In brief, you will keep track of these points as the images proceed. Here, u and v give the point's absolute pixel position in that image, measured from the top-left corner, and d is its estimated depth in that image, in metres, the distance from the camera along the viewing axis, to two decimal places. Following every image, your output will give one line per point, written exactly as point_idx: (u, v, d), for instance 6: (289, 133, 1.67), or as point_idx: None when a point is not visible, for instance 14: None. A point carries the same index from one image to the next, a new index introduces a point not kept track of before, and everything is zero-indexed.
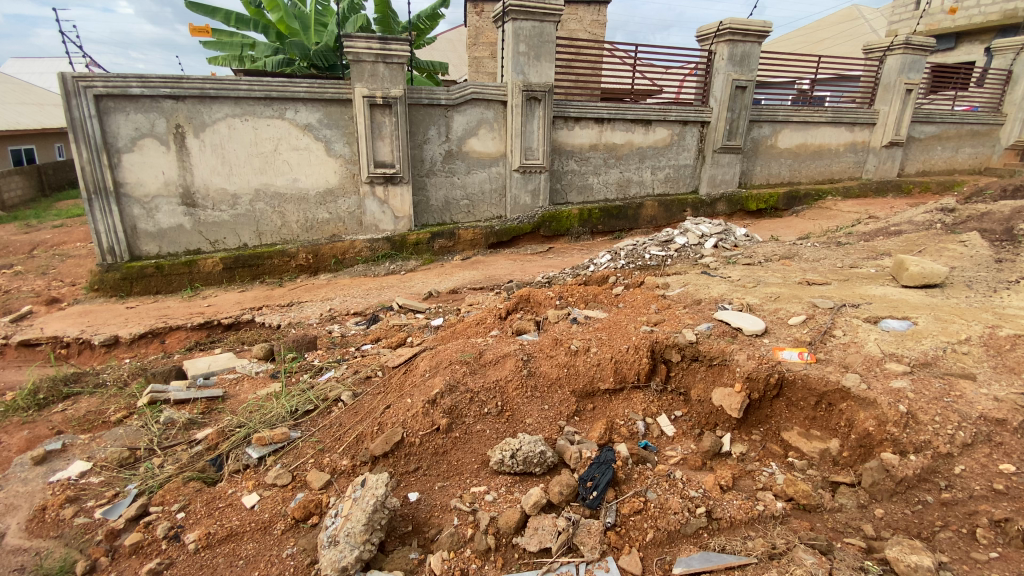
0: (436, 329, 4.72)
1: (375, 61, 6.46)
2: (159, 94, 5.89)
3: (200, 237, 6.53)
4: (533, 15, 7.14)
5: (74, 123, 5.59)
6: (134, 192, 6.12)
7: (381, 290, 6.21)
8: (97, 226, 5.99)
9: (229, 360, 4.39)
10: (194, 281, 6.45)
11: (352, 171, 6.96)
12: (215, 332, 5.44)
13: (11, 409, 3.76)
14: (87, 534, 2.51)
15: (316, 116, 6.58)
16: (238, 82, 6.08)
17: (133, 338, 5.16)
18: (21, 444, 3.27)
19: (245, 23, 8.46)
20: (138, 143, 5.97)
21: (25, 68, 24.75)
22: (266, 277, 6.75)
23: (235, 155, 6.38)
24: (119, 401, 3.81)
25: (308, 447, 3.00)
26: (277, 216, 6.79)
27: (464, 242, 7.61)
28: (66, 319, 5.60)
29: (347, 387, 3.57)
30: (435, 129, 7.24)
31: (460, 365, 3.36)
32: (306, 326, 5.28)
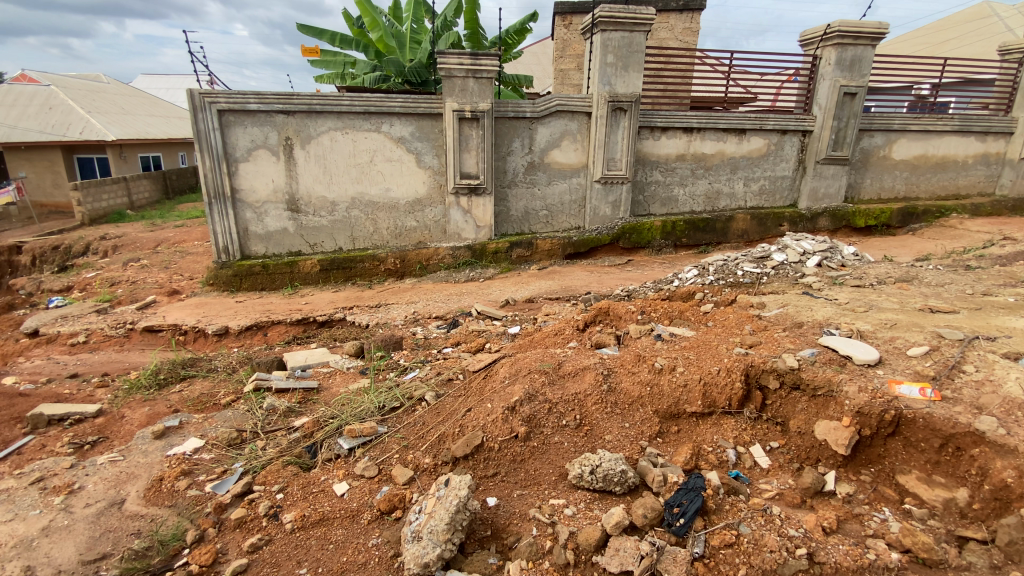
0: (515, 337, 4.76)
1: (466, 76, 6.70)
2: (273, 110, 6.49)
3: (301, 239, 7.09)
4: (623, 26, 7.06)
5: (201, 136, 6.32)
6: (248, 198, 6.79)
7: (460, 296, 6.38)
8: (216, 227, 6.71)
9: (323, 355, 4.71)
10: (294, 280, 7.02)
11: (439, 182, 7.25)
12: (310, 329, 5.86)
13: (136, 387, 4.28)
14: (198, 506, 2.76)
15: (409, 129, 6.94)
16: (341, 98, 6.57)
17: (241, 330, 5.71)
18: (145, 419, 3.71)
19: (348, 43, 9.14)
20: (252, 153, 6.62)
21: (156, 85, 28.37)
22: (356, 279, 7.18)
23: (335, 166, 6.89)
24: (228, 386, 4.21)
25: (393, 443, 3.13)
26: (369, 223, 7.23)
27: (542, 252, 7.64)
28: (186, 309, 6.30)
29: (431, 387, 3.70)
30: (519, 141, 7.36)
31: (539, 374, 3.35)
32: (392, 327, 5.55)
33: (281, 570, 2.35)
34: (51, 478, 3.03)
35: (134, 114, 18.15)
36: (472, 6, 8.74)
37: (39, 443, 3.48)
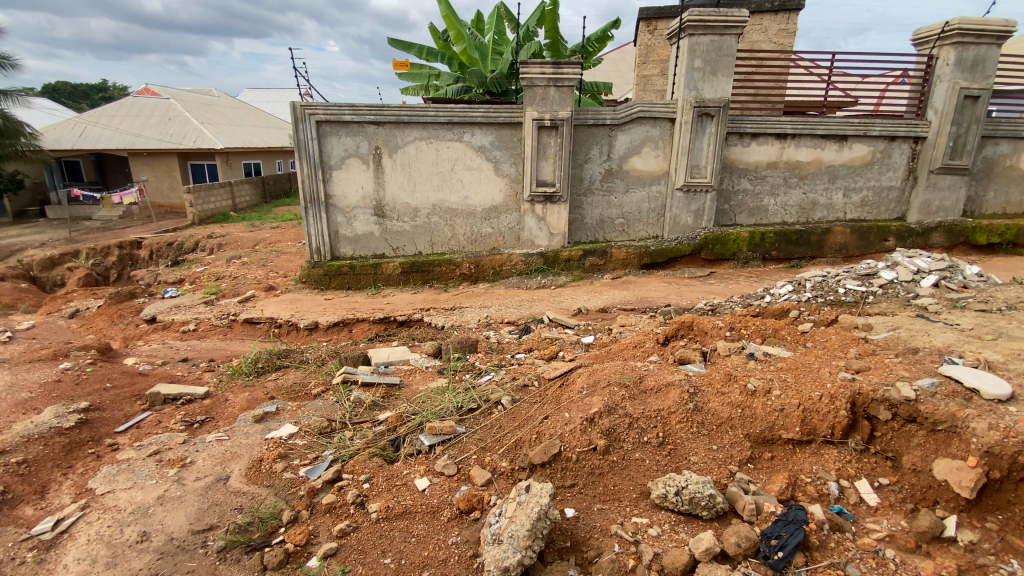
0: (590, 347, 4.70)
1: (547, 84, 6.74)
2: (365, 121, 6.88)
3: (384, 243, 7.45)
4: (712, 30, 6.80)
5: (302, 145, 6.82)
6: (339, 203, 7.23)
7: (532, 303, 6.40)
8: (311, 230, 7.21)
9: (404, 353, 4.91)
10: (377, 281, 7.38)
11: (516, 190, 7.34)
12: (390, 327, 6.12)
13: (239, 373, 4.69)
14: (293, 488, 2.93)
15: (490, 138, 7.09)
16: (427, 109, 6.84)
17: (329, 325, 6.09)
18: (246, 404, 4.04)
19: (434, 56, 9.53)
20: (345, 162, 7.05)
21: (259, 98, 31.19)
22: (433, 283, 7.43)
23: (419, 173, 7.18)
24: (318, 377, 4.50)
25: (472, 443, 3.18)
26: (448, 229, 7.46)
27: (617, 261, 7.50)
28: (280, 304, 6.81)
29: (508, 392, 3.73)
30: (598, 148, 7.29)
31: (619, 387, 3.27)
32: (466, 330, 5.68)
33: (368, 558, 2.44)
34: (166, 451, 3.34)
35: (240, 125, 20.04)
36: (552, 15, 8.80)
37: (157, 418, 3.88)
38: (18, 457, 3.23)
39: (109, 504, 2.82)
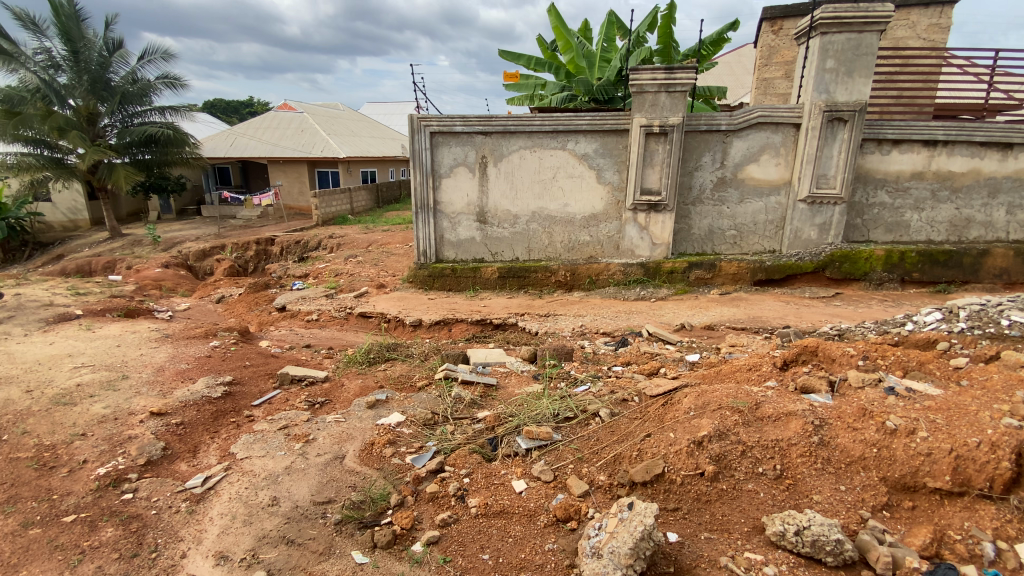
0: (694, 365, 4.45)
1: (658, 90, 6.54)
2: (474, 131, 7.17)
3: (485, 248, 7.68)
4: (850, 27, 6.19)
5: (416, 155, 7.26)
6: (446, 209, 7.59)
7: (630, 314, 6.22)
8: (419, 233, 7.65)
9: (501, 355, 5.01)
10: (475, 284, 7.64)
11: (617, 198, 7.21)
12: (487, 329, 6.29)
13: (353, 361, 5.10)
14: (400, 474, 3.11)
15: (594, 146, 7.04)
16: (533, 119, 6.97)
17: (431, 324, 6.40)
18: (359, 390, 4.37)
19: (542, 65, 9.69)
20: (453, 170, 7.39)
21: (377, 111, 33.92)
22: (529, 288, 7.52)
23: (521, 181, 7.33)
24: (422, 371, 4.75)
25: (569, 452, 3.16)
26: (546, 236, 7.51)
27: (725, 275, 7.07)
28: (390, 301, 7.29)
29: (606, 404, 3.65)
30: (709, 156, 6.94)
31: (730, 412, 3.07)
32: (560, 337, 5.66)
33: (467, 551, 2.51)
34: (293, 427, 3.71)
35: (360, 136, 21.89)
36: (667, 20, 8.54)
37: (284, 396, 4.33)
38: (178, 418, 3.76)
39: (246, 469, 3.18)
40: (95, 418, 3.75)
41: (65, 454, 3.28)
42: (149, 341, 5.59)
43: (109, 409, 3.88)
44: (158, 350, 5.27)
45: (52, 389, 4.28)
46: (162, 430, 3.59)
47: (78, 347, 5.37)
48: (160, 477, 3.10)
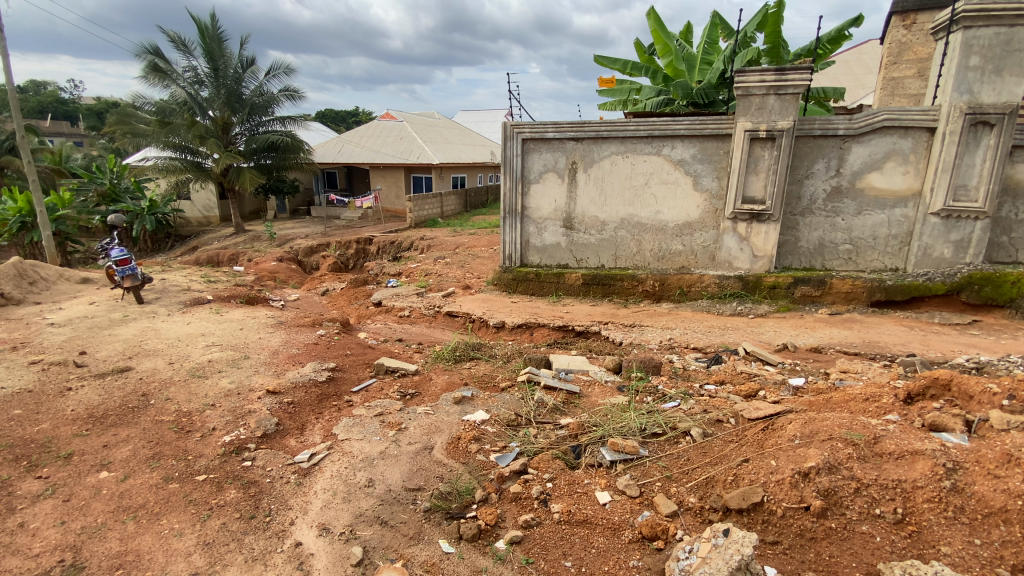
0: (799, 391, 4.10)
1: (767, 93, 6.14)
2: (565, 137, 7.19)
3: (570, 254, 7.64)
4: (999, 20, 5.44)
5: (507, 162, 7.43)
6: (533, 214, 7.66)
7: (724, 331, 5.88)
8: (506, 238, 7.79)
9: (584, 363, 4.95)
10: (559, 290, 7.62)
11: (715, 206, 6.86)
12: (569, 336, 6.24)
13: (440, 357, 5.31)
14: (484, 470, 3.18)
15: (691, 151, 6.77)
16: (628, 124, 6.84)
17: (514, 326, 6.48)
18: (446, 386, 4.53)
19: (638, 69, 9.49)
20: (543, 176, 7.46)
21: (471, 119, 35.13)
22: (614, 297, 7.36)
23: (612, 188, 7.21)
24: (505, 372, 4.82)
25: (656, 469, 3.05)
26: (635, 243, 7.32)
27: (836, 293, 6.45)
28: (475, 302, 7.49)
29: (698, 423, 3.49)
30: (823, 162, 6.39)
31: (843, 445, 2.80)
32: (646, 349, 5.48)
33: (549, 556, 2.51)
34: (386, 415, 3.93)
35: (453, 143, 22.79)
36: (776, 18, 8.01)
37: (379, 385, 4.61)
38: (289, 398, 4.14)
39: (346, 450, 3.43)
40: (222, 392, 4.24)
41: (198, 421, 3.74)
42: (266, 326, 6.22)
43: (233, 384, 4.37)
44: (273, 335, 5.84)
45: (189, 363, 4.89)
46: (276, 407, 3.97)
47: (209, 328, 6.11)
48: (273, 450, 3.42)
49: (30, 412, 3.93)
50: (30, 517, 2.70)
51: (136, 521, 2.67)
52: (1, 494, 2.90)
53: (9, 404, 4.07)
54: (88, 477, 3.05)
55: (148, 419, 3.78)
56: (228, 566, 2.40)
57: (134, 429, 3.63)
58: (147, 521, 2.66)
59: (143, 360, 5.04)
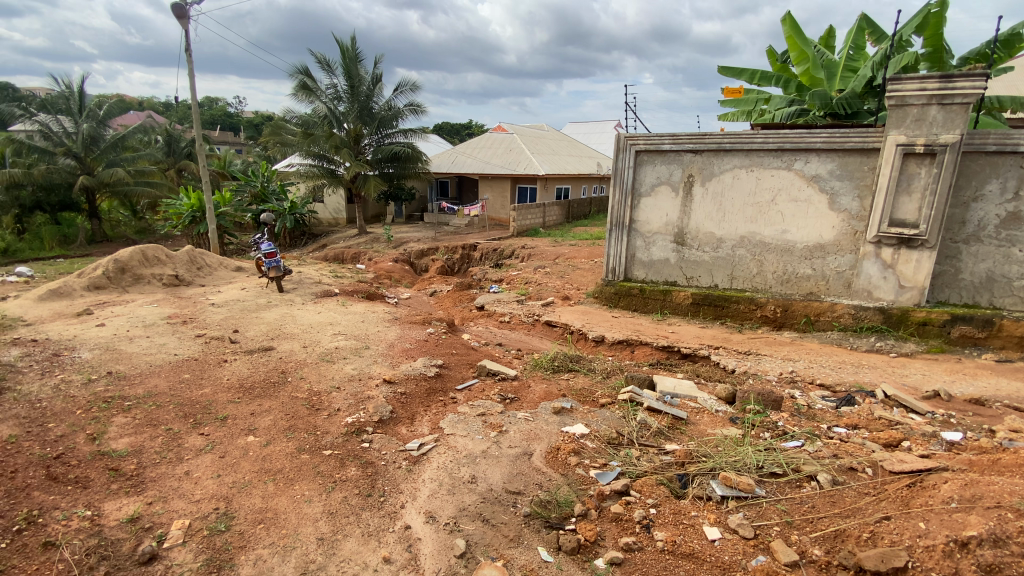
0: (955, 447, 3.51)
1: (927, 103, 5.42)
2: (683, 149, 6.92)
3: (679, 271, 7.32)
4: None
5: (618, 174, 7.32)
6: (642, 228, 7.45)
7: (857, 368, 5.25)
8: (611, 250, 7.66)
9: (692, 389, 4.67)
10: (665, 308, 7.34)
11: (854, 228, 6.18)
12: (673, 358, 5.96)
13: (539, 366, 5.36)
14: (584, 485, 3.13)
15: (829, 166, 6.17)
16: (755, 136, 6.42)
17: (614, 342, 6.33)
18: (546, 396, 4.54)
19: (768, 79, 8.87)
20: (655, 189, 7.24)
21: (580, 131, 35.28)
22: (727, 320, 6.92)
23: (732, 203, 6.80)
24: (605, 389, 4.71)
25: (774, 513, 2.81)
26: (755, 264, 6.82)
27: (1007, 337, 5.49)
28: (574, 313, 7.47)
29: (826, 468, 3.17)
30: (997, 183, 5.49)
31: (1014, 516, 2.37)
32: (763, 380, 5.06)
33: None
34: (488, 415, 4.06)
35: (560, 155, 23.01)
36: (938, 18, 7.05)
37: (481, 387, 4.77)
38: (402, 388, 4.44)
39: (451, 444, 3.59)
40: (346, 376, 4.68)
41: (326, 401, 4.15)
42: (382, 321, 6.75)
43: (355, 371, 4.80)
44: (388, 329, 6.32)
45: (319, 348, 5.46)
46: (391, 396, 4.28)
47: (335, 318, 6.77)
48: (387, 435, 3.69)
49: (195, 377, 4.63)
50: (194, 467, 3.18)
51: (275, 483, 3.02)
52: (174, 444, 3.46)
53: (180, 369, 4.83)
54: (238, 439, 3.53)
55: (286, 394, 4.28)
56: (347, 537, 2.62)
57: (274, 402, 4.12)
58: (283, 484, 3.00)
59: (282, 342, 5.72)
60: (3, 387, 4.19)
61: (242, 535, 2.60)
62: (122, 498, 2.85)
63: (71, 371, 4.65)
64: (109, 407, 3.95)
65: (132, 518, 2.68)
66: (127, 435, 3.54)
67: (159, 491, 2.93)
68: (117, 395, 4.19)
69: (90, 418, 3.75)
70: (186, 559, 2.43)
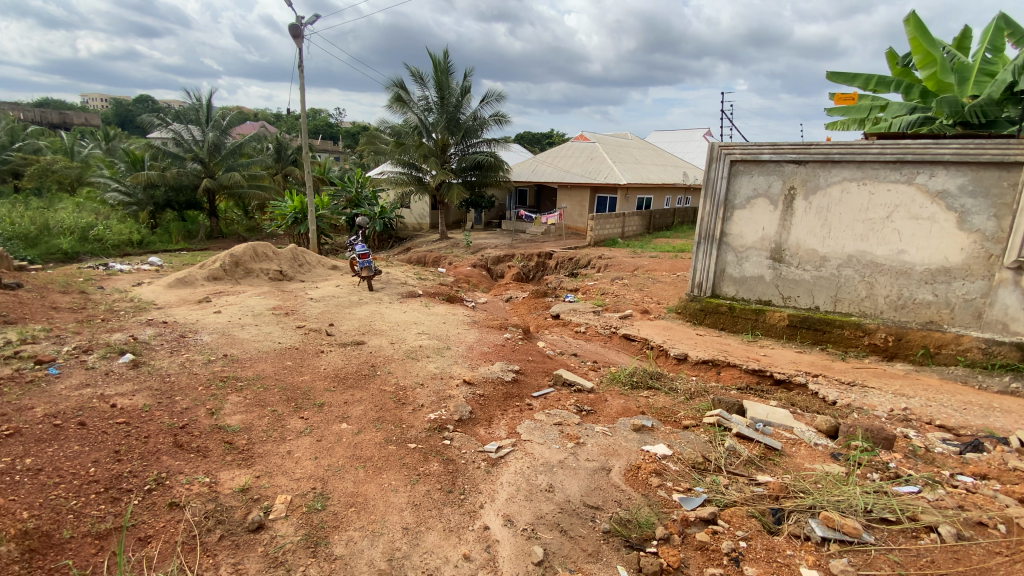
0: None
1: None
2: (784, 159, 6.49)
3: (775, 289, 6.85)
4: None
5: (710, 184, 7.00)
6: (734, 242, 7.06)
7: (987, 410, 4.61)
8: (699, 264, 7.32)
9: (787, 418, 4.34)
10: (756, 328, 6.92)
11: (988, 251, 5.46)
12: (765, 383, 5.58)
13: (617, 380, 5.24)
14: (666, 508, 3.02)
15: (958, 181, 5.50)
16: (870, 146, 5.88)
17: (698, 361, 6.03)
18: (624, 412, 4.43)
19: (885, 84, 8.09)
20: (751, 202, 6.84)
21: (665, 140, 34.37)
22: (828, 346, 6.39)
23: (839, 219, 6.27)
24: (688, 410, 4.51)
25: (886, 563, 2.54)
26: (864, 287, 6.23)
27: None
28: (655, 328, 7.23)
29: (949, 520, 2.82)
30: None
31: None
32: (868, 415, 4.59)
33: None
34: (565, 426, 4.04)
35: (644, 164, 22.51)
36: None
37: (557, 396, 4.75)
38: (481, 390, 4.54)
39: (528, 450, 3.61)
40: (429, 374, 4.87)
41: (410, 396, 4.35)
42: (462, 323, 6.95)
43: (437, 370, 4.98)
44: (468, 332, 6.50)
45: (404, 345, 5.74)
46: (470, 397, 4.39)
47: (418, 318, 7.08)
48: (467, 435, 3.79)
49: (296, 365, 5.05)
50: (295, 447, 3.46)
51: (364, 470, 3.21)
52: (279, 424, 3.79)
53: (283, 356, 5.29)
54: (333, 425, 3.79)
55: (375, 386, 4.54)
56: (430, 529, 2.72)
57: (365, 393, 4.39)
58: (372, 472, 3.18)
59: (371, 337, 6.08)
60: (140, 361, 4.82)
61: (336, 516, 2.78)
62: (235, 469, 3.17)
63: (194, 351, 5.25)
64: (225, 386, 4.41)
65: (243, 488, 2.97)
66: (240, 412, 3.93)
67: (265, 466, 3.22)
68: (231, 375, 4.67)
69: (209, 395, 4.21)
70: (288, 532, 2.64)
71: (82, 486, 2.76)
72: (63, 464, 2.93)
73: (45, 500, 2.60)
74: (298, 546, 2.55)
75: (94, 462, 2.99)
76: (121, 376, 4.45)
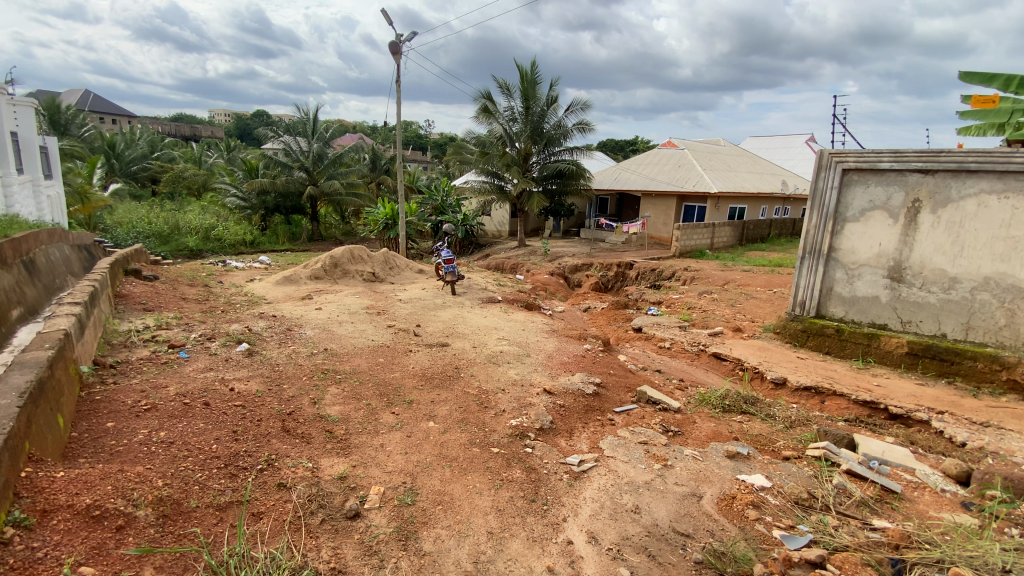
0: None
1: None
2: (908, 168, 5.83)
3: (892, 312, 6.16)
4: None
5: (818, 195, 6.44)
6: (845, 258, 6.44)
7: None
8: (802, 281, 6.76)
9: (907, 458, 3.87)
10: (868, 354, 6.25)
11: None
12: (878, 417, 5.02)
13: (706, 401, 4.97)
14: (765, 544, 2.80)
15: None
16: (1016, 154, 5.16)
17: (799, 388, 5.56)
18: (714, 436, 4.18)
19: None
20: (866, 214, 6.20)
21: (759, 147, 32.44)
22: (956, 379, 5.63)
23: (974, 236, 5.54)
24: (789, 440, 4.16)
25: None
26: (1003, 314, 5.45)
27: None
28: (748, 348, 6.78)
29: None
30: None
31: None
32: (1009, 462, 3.98)
33: None
34: (651, 445, 3.89)
35: (736, 172, 21.32)
36: None
37: (641, 413, 4.60)
38: (562, 401, 4.51)
39: (612, 467, 3.52)
40: (510, 380, 4.93)
41: (493, 401, 4.42)
42: (542, 331, 6.98)
43: (518, 376, 5.03)
44: (548, 340, 6.51)
45: (486, 349, 5.86)
46: (551, 406, 4.37)
47: (499, 324, 7.20)
48: (548, 445, 3.77)
49: (388, 362, 5.33)
50: (387, 441, 3.64)
51: (450, 470, 3.31)
52: (373, 418, 4.01)
53: (377, 353, 5.61)
54: (421, 423, 3.95)
55: (459, 388, 4.68)
56: (514, 537, 2.74)
57: (450, 394, 4.53)
58: (458, 472, 3.27)
59: (455, 340, 6.28)
60: (253, 351, 5.35)
61: (424, 512, 2.89)
62: (334, 457, 3.40)
63: (300, 343, 5.74)
64: (325, 377, 4.77)
65: (342, 476, 3.17)
66: (338, 404, 4.22)
67: (360, 457, 3.42)
68: (331, 368, 5.03)
69: (312, 385, 4.57)
70: (381, 522, 2.79)
71: (206, 461, 3.08)
72: (191, 440, 3.29)
73: (176, 470, 2.92)
74: (390, 538, 2.67)
75: (215, 440, 3.34)
76: (239, 363, 4.95)
